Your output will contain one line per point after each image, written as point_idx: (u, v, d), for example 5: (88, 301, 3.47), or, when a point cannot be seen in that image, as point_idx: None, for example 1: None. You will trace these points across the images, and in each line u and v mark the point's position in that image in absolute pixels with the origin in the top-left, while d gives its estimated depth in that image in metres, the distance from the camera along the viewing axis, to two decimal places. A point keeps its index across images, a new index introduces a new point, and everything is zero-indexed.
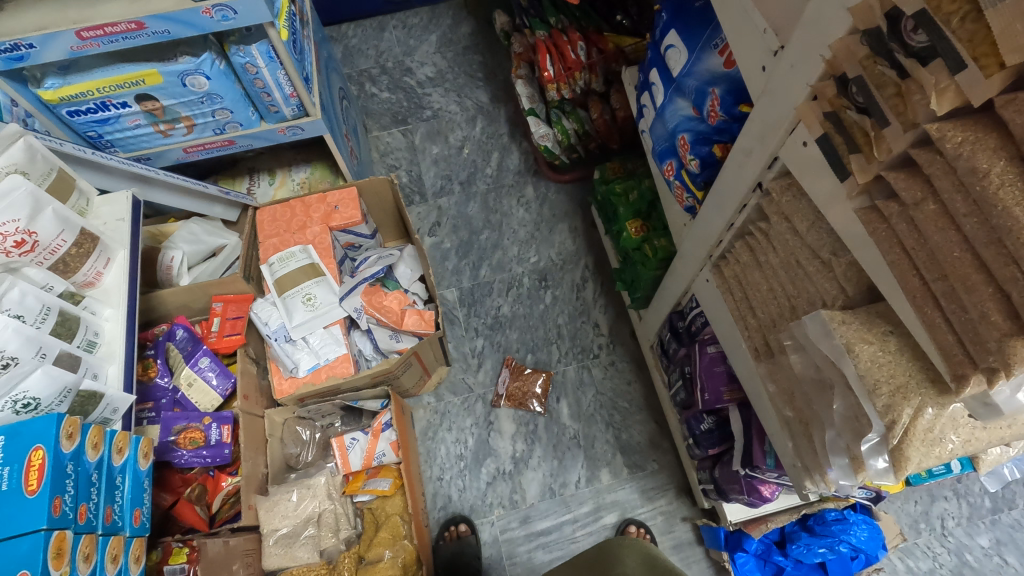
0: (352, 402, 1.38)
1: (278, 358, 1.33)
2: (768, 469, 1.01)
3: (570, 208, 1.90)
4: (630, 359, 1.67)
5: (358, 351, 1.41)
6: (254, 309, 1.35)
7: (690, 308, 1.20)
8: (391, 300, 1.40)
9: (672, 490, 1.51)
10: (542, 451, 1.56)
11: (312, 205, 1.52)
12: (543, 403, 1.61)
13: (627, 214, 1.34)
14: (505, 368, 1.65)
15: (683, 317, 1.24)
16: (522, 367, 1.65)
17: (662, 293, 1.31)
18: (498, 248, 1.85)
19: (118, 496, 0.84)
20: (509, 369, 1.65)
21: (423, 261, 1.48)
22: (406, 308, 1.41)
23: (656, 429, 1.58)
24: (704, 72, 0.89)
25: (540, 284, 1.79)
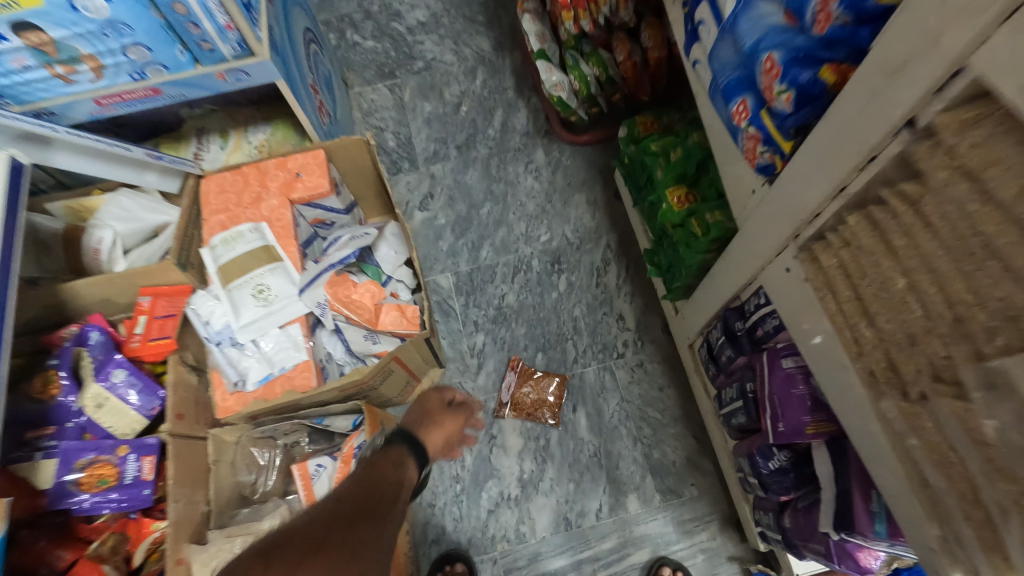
0: (315, 420, 1.12)
1: (221, 367, 1.06)
2: (876, 539, 0.71)
3: (588, 176, 1.58)
4: (662, 359, 1.37)
5: (325, 355, 1.13)
6: (192, 303, 1.07)
7: (753, 305, 0.90)
8: (359, 293, 1.10)
9: (715, 522, 1.23)
10: (556, 472, 1.28)
11: (268, 171, 1.23)
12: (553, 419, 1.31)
13: (667, 179, 1.02)
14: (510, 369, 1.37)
15: (745, 317, 0.92)
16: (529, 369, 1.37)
17: (715, 282, 1.00)
18: (502, 224, 1.55)
19: None
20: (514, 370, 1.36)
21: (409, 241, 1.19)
22: (381, 303, 1.11)
23: (695, 445, 1.29)
24: None
25: (552, 268, 1.49)
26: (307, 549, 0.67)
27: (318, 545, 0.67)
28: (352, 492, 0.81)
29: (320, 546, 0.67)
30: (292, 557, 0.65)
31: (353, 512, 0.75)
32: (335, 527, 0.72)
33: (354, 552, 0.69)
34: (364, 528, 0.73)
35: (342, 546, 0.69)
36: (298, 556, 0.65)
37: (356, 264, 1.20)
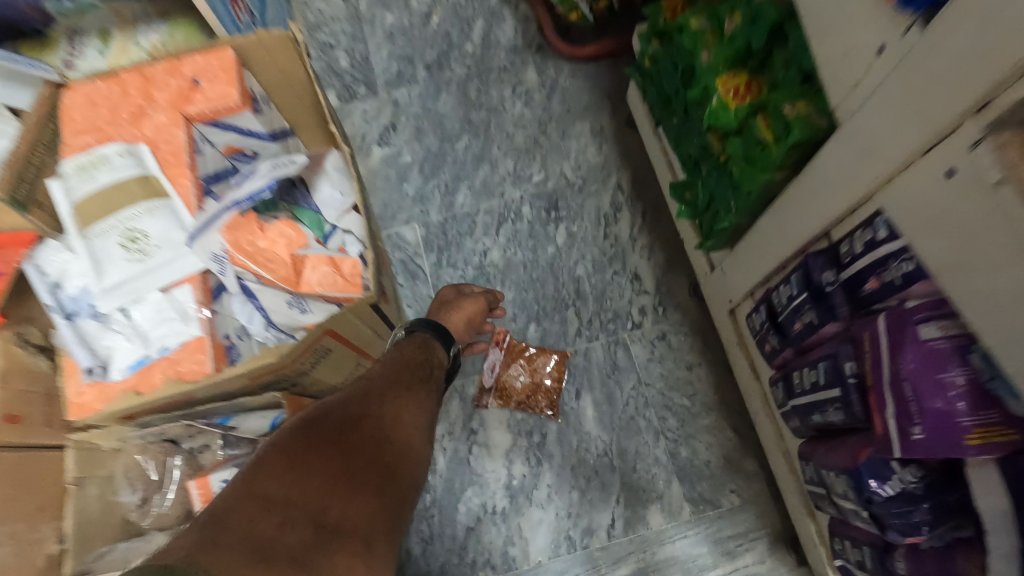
0: (220, 420, 0.80)
1: (75, 347, 0.74)
2: None
3: (592, 101, 1.25)
4: (690, 330, 1.07)
5: (239, 329, 0.80)
6: (35, 257, 0.77)
7: (851, 246, 0.59)
8: (269, 240, 0.78)
9: (763, 541, 0.94)
10: (554, 477, 0.99)
11: (155, 78, 0.88)
12: (540, 409, 1.02)
13: (718, 64, 0.69)
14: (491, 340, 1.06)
15: (843, 264, 0.61)
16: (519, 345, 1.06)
17: (790, 213, 0.68)
18: (484, 161, 1.22)
19: None
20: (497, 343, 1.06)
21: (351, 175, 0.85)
22: (301, 254, 0.79)
23: (735, 441, 0.99)
24: None
25: (548, 216, 1.16)
26: (344, 423, 0.64)
27: (355, 419, 0.65)
28: (387, 369, 0.75)
29: (357, 421, 0.65)
30: (333, 428, 0.62)
31: (387, 386, 0.71)
32: (370, 400, 0.68)
33: (392, 428, 0.66)
34: (401, 402, 0.70)
35: (381, 421, 0.66)
36: (338, 429, 0.63)
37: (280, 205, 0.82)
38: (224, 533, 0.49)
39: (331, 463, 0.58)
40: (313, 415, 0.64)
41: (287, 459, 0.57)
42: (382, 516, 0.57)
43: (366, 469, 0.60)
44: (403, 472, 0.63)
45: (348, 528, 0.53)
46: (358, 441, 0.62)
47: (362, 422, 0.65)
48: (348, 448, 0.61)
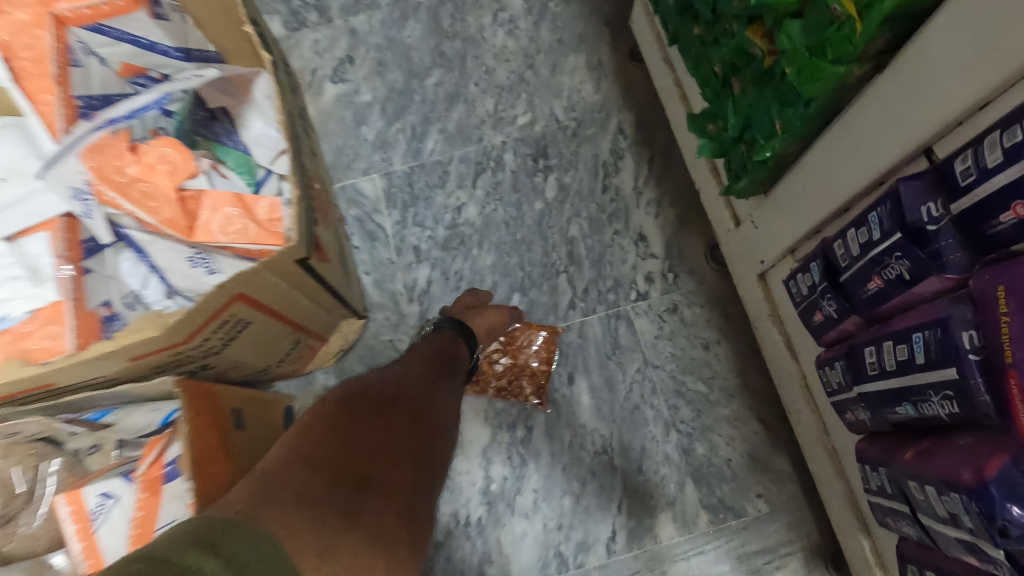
0: (94, 416, 0.62)
1: None
2: None
3: (589, 29, 1.04)
4: (706, 301, 0.88)
5: (129, 296, 0.61)
6: None
7: (968, 164, 0.41)
8: (144, 166, 0.59)
9: (795, 558, 0.77)
10: (541, 480, 0.80)
11: None
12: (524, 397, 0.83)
13: None
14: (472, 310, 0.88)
15: (962, 186, 0.41)
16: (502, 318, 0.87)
17: (873, 123, 0.49)
18: (459, 100, 1.01)
19: None
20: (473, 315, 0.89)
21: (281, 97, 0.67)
22: (188, 190, 0.60)
23: (761, 435, 0.82)
24: None
25: (535, 165, 0.97)
26: (384, 398, 0.62)
27: (393, 396, 0.63)
28: (420, 352, 0.72)
29: (396, 397, 0.62)
30: (372, 402, 0.61)
31: (426, 367, 0.68)
32: (408, 377, 0.66)
33: (431, 404, 0.64)
34: (439, 384, 0.67)
35: (418, 399, 0.64)
36: (378, 404, 0.61)
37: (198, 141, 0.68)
38: (281, 488, 0.48)
39: (372, 438, 0.57)
40: (352, 391, 0.63)
41: (330, 430, 0.56)
42: (420, 488, 0.56)
43: (406, 442, 0.59)
44: (436, 452, 0.61)
45: (390, 496, 0.53)
46: (398, 415, 0.61)
47: (402, 397, 0.63)
48: (388, 422, 0.59)
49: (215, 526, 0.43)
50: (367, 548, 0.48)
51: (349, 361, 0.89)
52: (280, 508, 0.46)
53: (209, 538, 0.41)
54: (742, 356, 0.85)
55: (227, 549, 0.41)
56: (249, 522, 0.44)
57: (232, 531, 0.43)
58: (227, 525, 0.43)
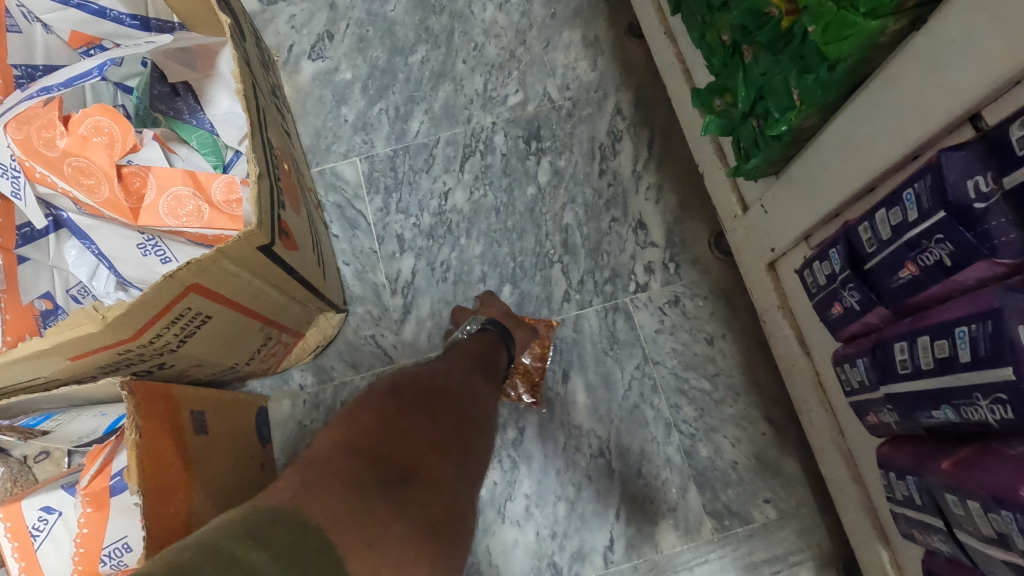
0: (30, 423, 0.57)
1: None
2: None
3: (584, 2, 0.97)
4: (709, 292, 0.82)
5: (76, 288, 0.56)
6: None
7: None
8: (77, 140, 0.53)
9: (805, 566, 0.72)
10: (534, 486, 0.75)
11: None
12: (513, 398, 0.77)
13: None
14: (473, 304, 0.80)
15: (1019, 156, 0.35)
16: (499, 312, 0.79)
17: (914, 87, 0.43)
18: (445, 78, 0.95)
19: None
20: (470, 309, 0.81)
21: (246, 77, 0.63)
22: (129, 166, 0.54)
23: (769, 435, 0.76)
24: None
25: (527, 147, 0.90)
26: (429, 391, 0.58)
27: (435, 390, 0.59)
28: (461, 351, 0.68)
29: (440, 391, 0.59)
30: (416, 395, 0.57)
31: (467, 365, 0.65)
32: (451, 373, 0.62)
33: (474, 401, 0.60)
34: (481, 382, 0.64)
35: (460, 397, 0.59)
36: (420, 398, 0.57)
37: (158, 117, 0.68)
38: (327, 476, 0.44)
39: (418, 430, 0.52)
40: (394, 385, 0.59)
41: (377, 420, 0.52)
42: (468, 483, 0.52)
43: (452, 435, 0.54)
44: (477, 450, 0.56)
45: (439, 488, 0.49)
46: (442, 409, 0.56)
47: (446, 392, 0.59)
48: (435, 415, 0.55)
49: (264, 517, 0.39)
50: (416, 541, 0.43)
51: (327, 358, 0.83)
52: (328, 498, 0.42)
53: (260, 529, 0.37)
54: (748, 351, 0.79)
55: (278, 544, 0.37)
56: (301, 514, 0.40)
57: (284, 525, 0.39)
58: (277, 517, 0.39)
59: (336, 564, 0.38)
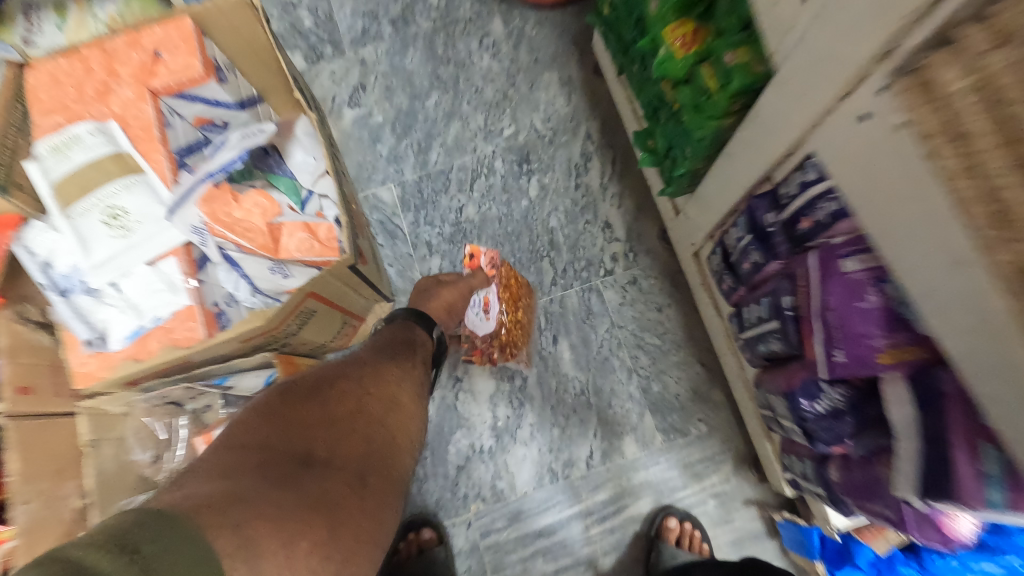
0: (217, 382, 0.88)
1: (69, 321, 0.79)
2: (985, 510, 0.49)
3: (559, 49, 1.24)
4: (660, 274, 1.12)
5: (227, 297, 0.84)
6: (23, 238, 0.79)
7: (793, 186, 0.62)
8: (244, 211, 0.83)
9: (728, 462, 1.03)
10: (536, 417, 1.06)
11: (117, 53, 0.89)
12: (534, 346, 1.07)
13: (665, 11, 0.69)
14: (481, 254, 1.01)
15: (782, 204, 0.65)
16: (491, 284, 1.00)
17: (921, 217, 0.45)
18: (455, 117, 1.23)
19: None
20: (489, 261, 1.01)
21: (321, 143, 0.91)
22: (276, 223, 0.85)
23: (702, 373, 1.07)
24: None
25: (520, 169, 1.19)
26: (317, 391, 0.71)
27: (331, 389, 0.72)
28: (376, 344, 0.84)
29: (329, 389, 0.72)
30: (325, 386, 0.72)
31: (376, 354, 0.81)
32: (349, 369, 0.76)
33: (374, 387, 0.75)
34: (380, 372, 0.77)
35: (355, 391, 0.73)
36: (312, 397, 0.70)
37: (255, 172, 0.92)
38: (230, 466, 0.57)
39: (308, 423, 0.65)
40: (288, 386, 0.71)
41: (264, 421, 0.64)
42: (361, 461, 0.65)
43: (343, 428, 0.67)
44: (372, 436, 0.69)
45: (330, 467, 0.61)
46: (333, 404, 0.70)
47: (340, 390, 0.72)
48: (329, 410, 0.69)
49: (142, 524, 0.44)
50: (302, 507, 0.54)
51: None
52: (225, 483, 0.53)
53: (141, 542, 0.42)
54: (687, 315, 1.09)
55: (151, 556, 0.42)
56: (193, 518, 0.47)
57: (166, 543, 0.43)
58: (160, 527, 0.44)
59: (210, 559, 0.45)
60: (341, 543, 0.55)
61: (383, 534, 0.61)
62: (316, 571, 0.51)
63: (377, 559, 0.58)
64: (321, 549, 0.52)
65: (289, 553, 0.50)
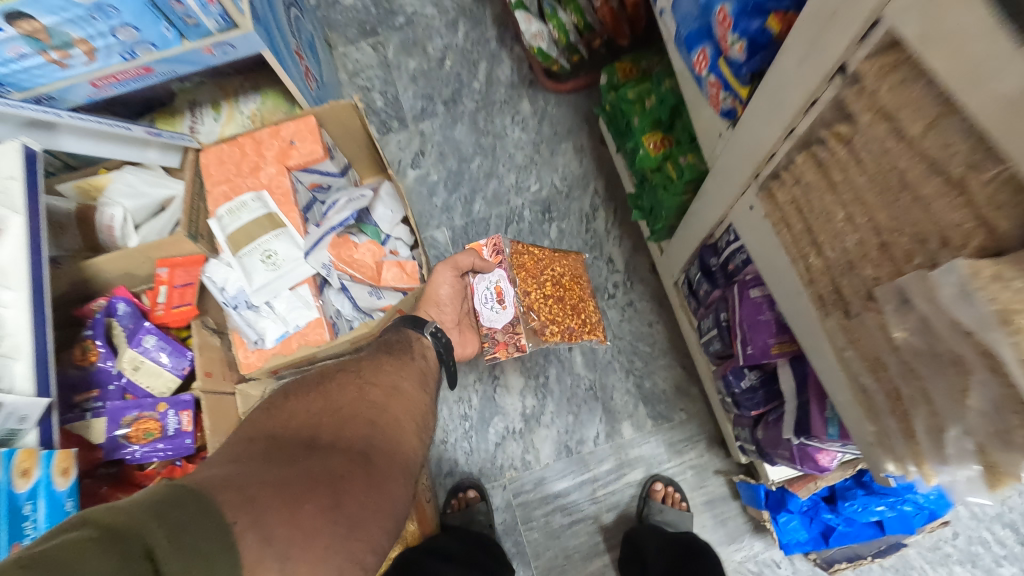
0: None
1: (240, 328, 1.16)
2: (829, 439, 0.82)
3: (573, 124, 1.62)
4: (651, 297, 1.46)
5: (334, 313, 1.20)
6: (208, 271, 1.16)
7: (726, 241, 0.97)
8: (360, 254, 1.22)
9: (703, 441, 1.36)
10: (556, 405, 1.40)
11: (263, 141, 1.26)
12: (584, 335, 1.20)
13: (644, 126, 1.08)
14: (484, 246, 1.21)
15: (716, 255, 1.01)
16: (484, 272, 1.18)
17: (780, 264, 0.78)
18: (493, 176, 1.60)
19: None
20: (491, 248, 1.20)
21: (402, 199, 1.27)
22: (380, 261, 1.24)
23: (683, 374, 1.40)
24: None
25: (543, 217, 1.55)
26: (321, 386, 0.81)
27: (337, 384, 0.83)
28: (374, 348, 0.99)
29: (334, 381, 0.83)
30: (328, 383, 0.83)
31: (376, 351, 0.95)
32: (352, 368, 0.88)
33: (372, 383, 0.86)
34: (382, 372, 0.89)
35: (355, 388, 0.83)
36: (318, 391, 0.80)
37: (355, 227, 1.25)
38: (246, 453, 0.65)
39: (315, 409, 0.76)
40: (296, 384, 0.82)
41: (274, 414, 0.74)
42: (361, 443, 0.73)
43: (345, 415, 0.77)
44: (376, 423, 0.78)
45: (333, 447, 0.69)
46: (336, 397, 0.80)
47: (344, 386, 0.83)
48: (332, 401, 0.79)
49: (151, 498, 0.50)
50: (312, 482, 0.62)
51: None
52: (241, 462, 0.62)
53: (149, 505, 0.49)
54: (673, 329, 1.43)
55: (163, 516, 0.48)
56: (191, 488, 0.53)
57: (173, 504, 0.50)
58: (170, 496, 0.51)
59: (216, 517, 0.51)
60: (345, 509, 0.62)
61: (389, 501, 0.68)
62: (323, 529, 0.58)
63: (384, 522, 0.66)
64: (326, 513, 0.60)
65: (295, 514, 0.57)
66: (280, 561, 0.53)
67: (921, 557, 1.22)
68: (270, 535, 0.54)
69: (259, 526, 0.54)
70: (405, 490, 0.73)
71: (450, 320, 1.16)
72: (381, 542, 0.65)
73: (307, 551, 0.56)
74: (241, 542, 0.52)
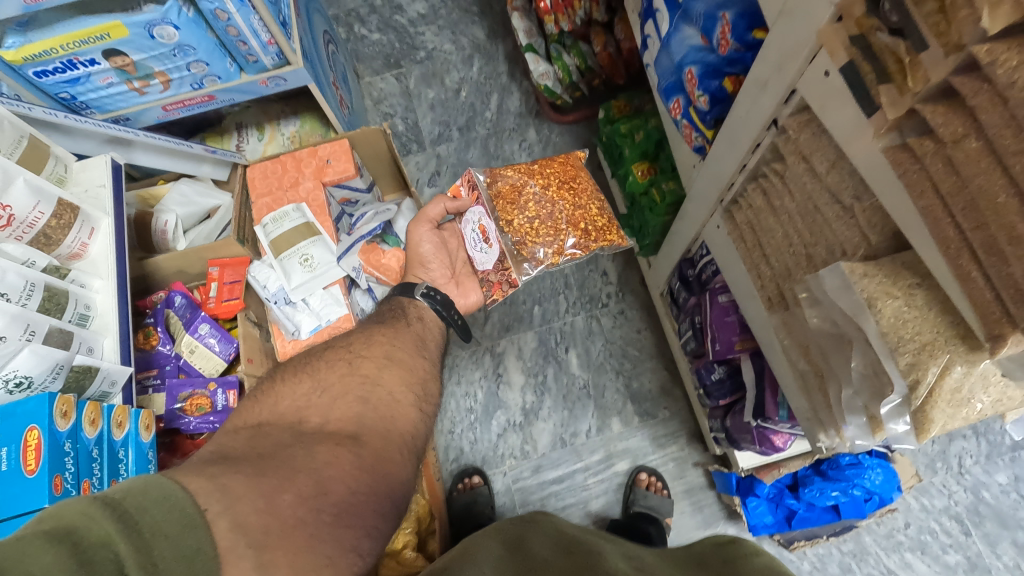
0: None
1: (279, 321, 1.33)
2: (780, 420, 0.99)
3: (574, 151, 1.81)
4: (640, 307, 1.62)
5: (362, 310, 1.38)
6: (252, 272, 1.33)
7: (701, 256, 1.15)
8: (388, 260, 1.38)
9: (683, 436, 1.51)
10: (553, 401, 1.55)
11: (302, 159, 1.44)
12: (591, 246, 1.06)
13: (633, 157, 1.28)
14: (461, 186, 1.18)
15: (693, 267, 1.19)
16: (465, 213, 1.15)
17: (739, 274, 0.95)
18: None
19: (94, 469, 0.82)
20: (467, 186, 1.16)
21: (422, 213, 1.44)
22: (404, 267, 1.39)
23: (667, 376, 1.56)
24: (682, 45, 0.90)
25: None
26: (318, 369, 0.81)
27: (334, 363, 0.83)
28: (369, 321, 1.02)
29: (331, 361, 0.84)
30: (316, 362, 0.83)
31: (369, 324, 0.97)
32: (350, 345, 0.89)
33: (367, 359, 0.86)
34: (378, 340, 0.92)
35: (350, 368, 0.83)
36: (318, 371, 0.81)
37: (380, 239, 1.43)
38: (233, 441, 0.65)
39: (307, 387, 0.77)
40: (297, 365, 0.83)
41: (271, 401, 0.75)
42: (353, 424, 0.73)
43: (337, 398, 0.76)
44: (371, 401, 0.78)
45: (324, 431, 0.69)
46: (330, 376, 0.80)
47: (340, 364, 0.83)
48: (326, 381, 0.79)
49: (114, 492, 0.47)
50: (295, 472, 0.60)
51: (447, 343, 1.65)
52: (224, 451, 0.62)
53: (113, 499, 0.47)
54: (659, 335, 1.59)
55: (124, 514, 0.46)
56: (159, 478, 0.51)
57: (139, 499, 0.47)
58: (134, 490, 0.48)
59: (183, 514, 0.48)
60: (332, 495, 0.60)
61: (385, 482, 0.67)
62: (305, 518, 0.56)
63: (380, 503, 0.65)
64: (308, 501, 0.58)
65: (273, 503, 0.55)
66: (256, 549, 0.51)
67: (877, 544, 1.37)
68: (244, 523, 0.52)
69: (230, 512, 0.52)
70: (402, 465, 0.72)
71: (442, 276, 1.16)
72: (376, 526, 0.63)
73: (287, 540, 0.54)
74: (213, 529, 0.50)
